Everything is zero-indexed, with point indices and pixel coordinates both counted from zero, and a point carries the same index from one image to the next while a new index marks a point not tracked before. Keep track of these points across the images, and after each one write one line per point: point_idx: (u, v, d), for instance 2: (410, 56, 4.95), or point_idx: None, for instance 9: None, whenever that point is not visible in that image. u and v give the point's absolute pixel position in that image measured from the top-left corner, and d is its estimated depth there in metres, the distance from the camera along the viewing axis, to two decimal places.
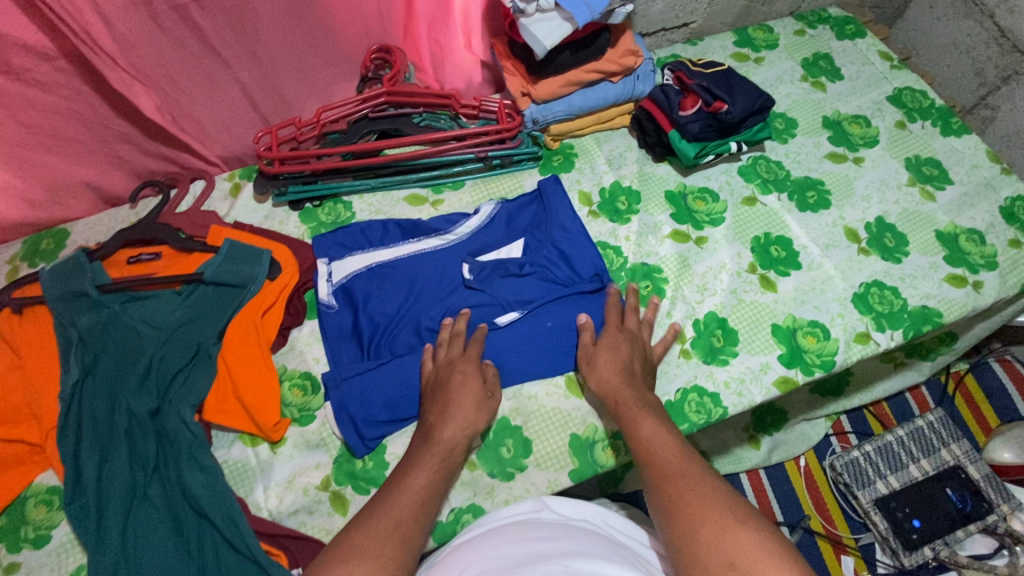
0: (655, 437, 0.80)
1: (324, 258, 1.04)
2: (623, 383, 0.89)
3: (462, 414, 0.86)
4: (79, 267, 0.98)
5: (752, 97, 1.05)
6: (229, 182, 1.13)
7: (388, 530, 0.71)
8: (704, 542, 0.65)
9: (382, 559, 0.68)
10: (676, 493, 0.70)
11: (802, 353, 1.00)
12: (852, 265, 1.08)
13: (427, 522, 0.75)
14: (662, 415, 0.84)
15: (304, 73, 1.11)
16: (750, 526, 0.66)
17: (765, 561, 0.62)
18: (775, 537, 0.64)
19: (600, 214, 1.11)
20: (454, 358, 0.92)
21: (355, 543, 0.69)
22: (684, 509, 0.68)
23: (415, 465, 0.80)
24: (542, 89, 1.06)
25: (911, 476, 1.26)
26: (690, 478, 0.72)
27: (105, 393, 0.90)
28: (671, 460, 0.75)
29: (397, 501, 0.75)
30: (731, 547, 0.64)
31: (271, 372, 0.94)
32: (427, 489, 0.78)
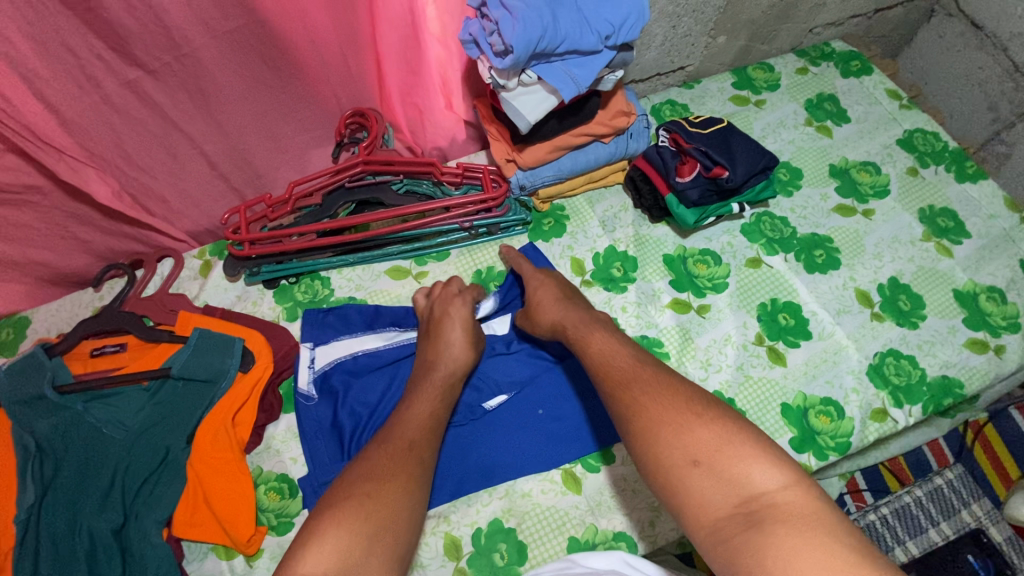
0: (606, 347, 0.79)
1: (306, 343, 0.97)
2: (563, 309, 0.89)
3: (454, 347, 0.88)
4: (38, 366, 0.91)
5: (754, 158, 0.98)
6: (200, 260, 1.06)
7: (402, 452, 0.73)
8: (665, 444, 0.64)
9: (402, 480, 0.69)
10: (632, 398, 0.70)
11: (815, 435, 0.93)
12: (865, 333, 1.01)
13: (436, 439, 0.78)
14: (611, 327, 0.84)
15: (275, 142, 1.04)
16: (709, 417, 0.65)
17: (730, 449, 0.62)
18: (730, 423, 0.64)
19: (594, 283, 1.04)
20: (449, 297, 0.94)
21: (370, 461, 0.71)
22: (640, 409, 0.68)
23: (415, 395, 0.82)
24: (529, 155, 0.99)
25: (931, 541, 1.20)
26: (643, 380, 0.72)
27: (65, 510, 0.83)
28: (629, 368, 0.75)
29: (402, 424, 0.77)
30: (694, 444, 0.63)
31: (246, 478, 0.88)
32: (433, 415, 0.80)
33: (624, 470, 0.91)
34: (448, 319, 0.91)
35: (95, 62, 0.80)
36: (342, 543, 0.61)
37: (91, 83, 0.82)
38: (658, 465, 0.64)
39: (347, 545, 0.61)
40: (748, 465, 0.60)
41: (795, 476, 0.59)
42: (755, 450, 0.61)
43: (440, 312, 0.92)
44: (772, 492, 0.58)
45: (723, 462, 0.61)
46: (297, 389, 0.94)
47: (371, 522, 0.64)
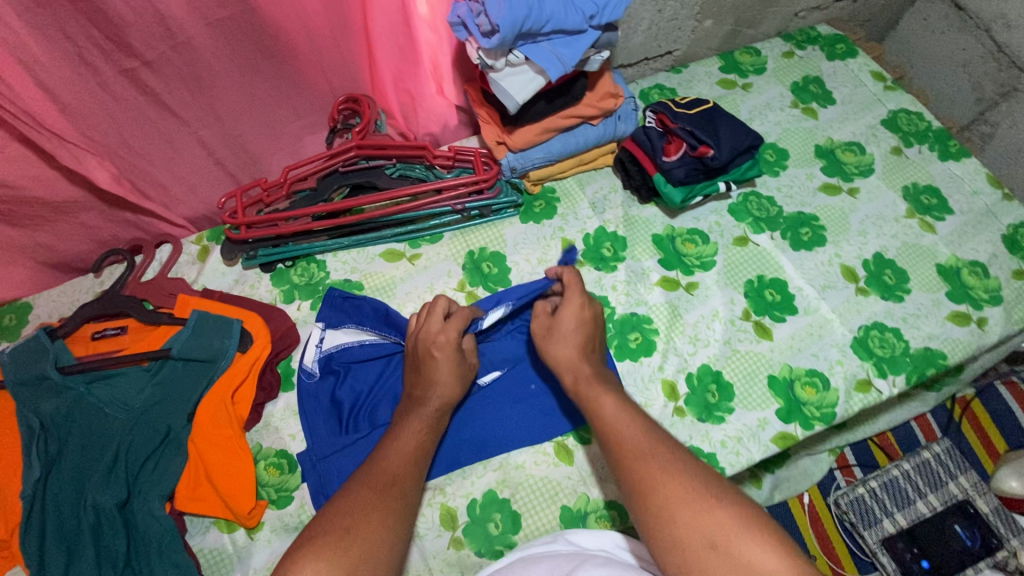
0: (620, 414, 0.74)
1: (319, 322, 0.98)
2: (581, 357, 0.84)
3: (442, 382, 0.83)
4: (41, 348, 0.94)
5: (739, 138, 1.00)
6: (197, 245, 1.08)
7: (382, 489, 0.69)
8: (681, 523, 0.61)
9: (381, 517, 0.66)
10: (646, 471, 0.66)
11: (801, 406, 0.96)
12: (850, 307, 1.03)
13: (420, 478, 0.75)
14: (622, 387, 0.80)
15: (269, 128, 1.05)
16: (727, 500, 0.63)
17: (747, 535, 0.59)
18: (746, 504, 0.63)
19: (585, 263, 1.06)
20: (433, 328, 0.86)
21: (347, 501, 0.67)
22: (656, 484, 0.65)
23: (402, 428, 0.78)
24: (519, 137, 1.01)
25: (919, 513, 1.23)
26: (659, 448, 0.69)
27: (70, 487, 0.85)
28: (640, 437, 0.71)
29: (386, 460, 0.73)
30: (712, 526, 0.60)
31: (246, 454, 0.90)
32: (420, 450, 0.76)
33: None
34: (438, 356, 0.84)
35: (92, 49, 0.82)
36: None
37: (89, 70, 0.84)
38: (670, 538, 0.61)
39: None
40: (764, 553, 0.58)
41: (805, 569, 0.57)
42: (772, 535, 0.60)
43: (430, 346, 0.85)
44: None
45: (740, 548, 0.59)
46: (300, 366, 0.97)
47: (348, 559, 0.61)
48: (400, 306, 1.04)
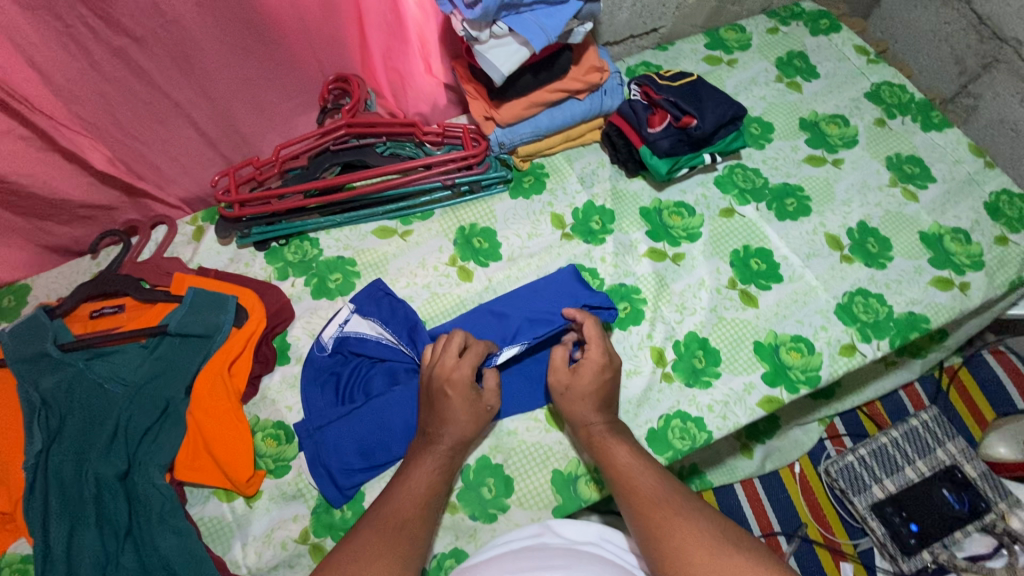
0: (634, 464, 0.81)
1: (350, 302, 1.00)
2: (595, 415, 0.87)
3: (454, 422, 0.85)
4: (40, 327, 0.95)
5: (722, 109, 1.02)
6: (191, 226, 1.09)
7: (397, 529, 0.73)
8: (699, 569, 0.68)
9: (395, 560, 0.70)
10: (661, 520, 0.73)
11: (787, 370, 0.98)
12: (835, 274, 1.05)
13: (431, 519, 0.78)
14: (635, 440, 0.85)
15: (260, 108, 1.07)
16: (738, 550, 0.70)
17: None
18: (751, 555, 0.69)
19: (574, 237, 1.08)
20: (448, 365, 0.87)
21: (368, 545, 0.71)
22: (671, 539, 0.71)
23: (415, 467, 0.82)
24: (506, 113, 1.03)
25: (907, 479, 1.25)
26: (671, 502, 0.75)
27: (72, 459, 0.88)
28: (654, 488, 0.77)
29: (401, 501, 0.77)
30: (727, 571, 0.68)
31: (243, 425, 0.92)
32: (431, 490, 0.80)
33: None
34: (452, 397, 0.85)
35: (83, 29, 0.83)
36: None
37: (80, 51, 0.85)
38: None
39: None
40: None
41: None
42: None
43: (445, 382, 0.86)
44: None
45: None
46: (316, 339, 0.99)
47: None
48: (393, 281, 1.05)
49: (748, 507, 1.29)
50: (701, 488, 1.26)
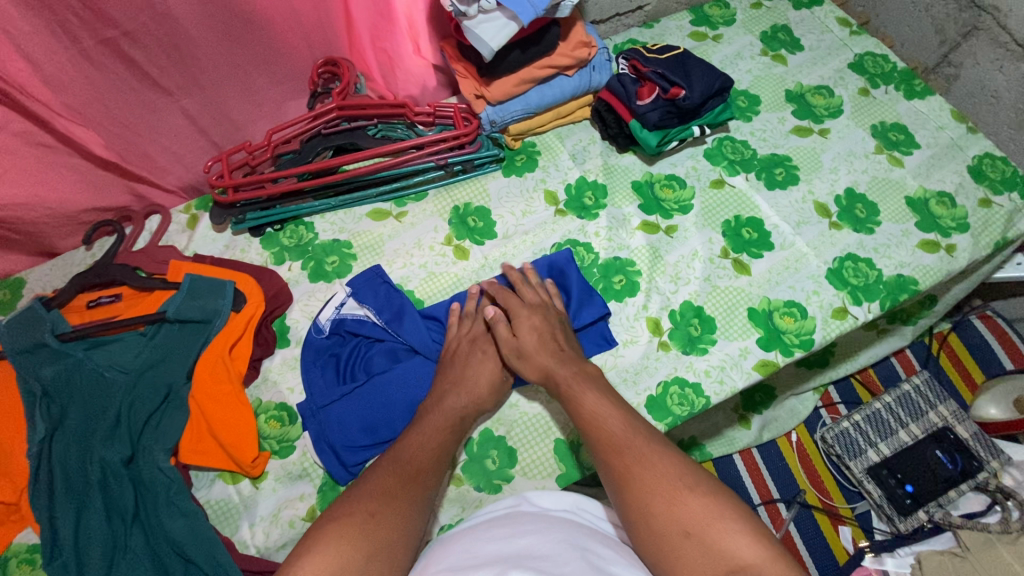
0: (598, 409, 0.82)
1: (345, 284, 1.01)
2: (554, 359, 0.89)
3: (478, 386, 0.89)
4: (36, 318, 0.95)
5: (710, 80, 1.03)
6: (185, 214, 1.10)
7: (407, 481, 0.75)
8: (656, 512, 0.69)
9: (405, 509, 0.72)
10: (624, 465, 0.74)
11: (781, 334, 0.99)
12: (825, 240, 1.07)
13: (442, 470, 0.80)
14: (602, 386, 0.86)
15: (250, 94, 1.07)
16: (701, 490, 0.70)
17: (718, 523, 0.67)
18: (718, 496, 0.70)
19: (568, 213, 1.09)
20: (481, 334, 0.95)
21: (365, 496, 0.72)
22: (637, 482, 0.72)
23: (427, 424, 0.84)
24: (496, 90, 1.03)
25: (901, 442, 1.27)
26: (637, 448, 0.76)
27: (75, 446, 0.88)
28: (619, 432, 0.78)
29: (405, 453, 0.79)
30: (685, 516, 0.68)
31: (247, 408, 0.92)
32: (441, 446, 0.81)
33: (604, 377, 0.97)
34: (490, 364, 0.92)
35: (71, 18, 0.83)
36: (337, 558, 0.64)
37: (69, 40, 0.85)
38: (648, 528, 0.69)
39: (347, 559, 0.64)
40: (735, 538, 0.66)
41: (775, 554, 0.65)
42: (741, 522, 0.67)
43: (474, 345, 0.94)
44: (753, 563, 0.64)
45: (712, 535, 0.66)
46: (313, 321, 1.00)
47: (369, 543, 0.66)
48: (389, 262, 1.06)
49: (746, 476, 1.31)
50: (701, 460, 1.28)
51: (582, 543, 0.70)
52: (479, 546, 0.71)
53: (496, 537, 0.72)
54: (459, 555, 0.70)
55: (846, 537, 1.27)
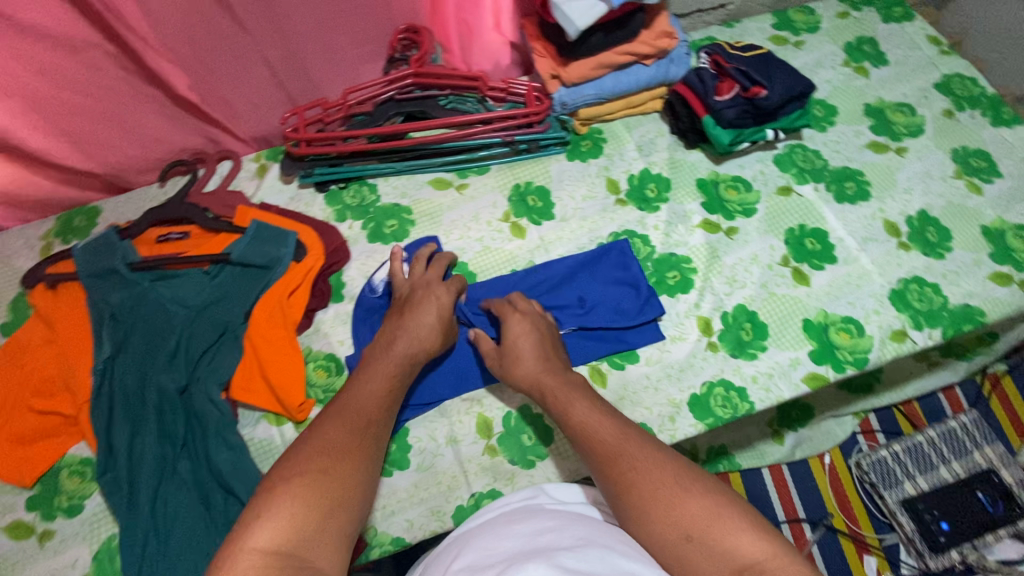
0: (589, 417, 0.79)
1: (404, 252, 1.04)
2: (541, 369, 0.87)
3: (424, 328, 0.88)
4: (110, 245, 1.00)
5: (793, 82, 1.01)
6: (256, 163, 1.13)
7: (359, 430, 0.74)
8: (654, 520, 0.67)
9: (354, 463, 0.71)
10: (620, 475, 0.71)
11: (834, 350, 0.97)
12: (890, 260, 1.04)
13: (389, 414, 0.80)
14: (589, 393, 0.84)
15: (331, 53, 1.09)
16: (697, 489, 0.67)
17: (720, 523, 0.64)
18: (718, 496, 0.67)
19: (628, 203, 1.08)
20: (432, 281, 0.94)
21: (325, 442, 0.71)
22: (631, 488, 0.70)
23: (376, 366, 0.83)
24: (573, 71, 1.03)
25: (942, 478, 1.24)
26: (631, 453, 0.73)
27: (135, 370, 0.92)
28: (610, 440, 0.76)
29: (358, 401, 0.78)
30: (685, 518, 0.65)
31: (297, 354, 0.95)
32: (389, 392, 0.81)
33: (647, 370, 0.97)
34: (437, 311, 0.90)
35: None
36: (292, 514, 0.63)
37: None
38: (651, 538, 0.66)
39: (301, 519, 0.63)
40: (738, 535, 0.63)
41: (780, 548, 0.62)
42: (745, 520, 0.65)
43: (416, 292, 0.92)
44: (762, 561, 0.61)
45: (714, 537, 0.64)
46: (369, 280, 1.01)
47: (321, 497, 0.66)
48: (446, 232, 1.07)
49: (773, 490, 1.28)
50: (727, 469, 1.27)
51: (603, 535, 0.68)
52: (495, 545, 0.69)
53: (514, 534, 0.70)
54: (475, 556, 0.67)
55: (871, 567, 1.23)
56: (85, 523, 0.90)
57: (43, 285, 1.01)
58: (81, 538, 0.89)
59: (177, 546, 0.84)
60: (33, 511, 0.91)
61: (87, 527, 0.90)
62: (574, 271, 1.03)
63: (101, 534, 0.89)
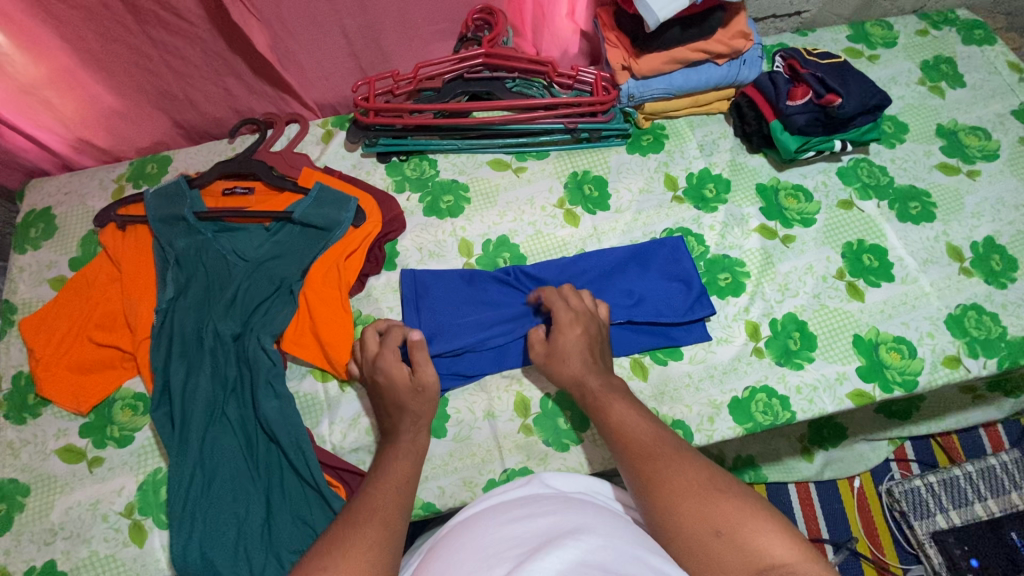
0: (627, 417, 0.79)
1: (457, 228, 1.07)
2: (585, 371, 0.86)
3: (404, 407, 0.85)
4: (180, 192, 1.04)
5: (867, 95, 1.01)
6: (322, 128, 1.16)
7: (368, 517, 0.67)
8: (685, 514, 0.65)
9: (374, 542, 0.64)
10: (654, 472, 0.71)
11: (883, 368, 0.95)
12: (950, 284, 1.01)
13: (407, 507, 0.72)
14: (630, 398, 0.83)
15: (406, 28, 1.11)
16: (731, 492, 0.66)
17: (751, 524, 0.63)
18: (750, 498, 0.66)
19: (685, 201, 1.08)
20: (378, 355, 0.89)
21: (337, 536, 0.65)
22: (665, 486, 0.68)
23: (390, 463, 0.78)
24: (644, 64, 1.03)
25: (975, 514, 1.23)
26: (667, 454, 0.72)
27: (195, 313, 0.96)
28: (648, 440, 0.75)
29: (372, 498, 0.71)
30: (716, 515, 0.64)
31: (347, 315, 0.97)
32: (403, 481, 0.75)
33: (690, 369, 0.96)
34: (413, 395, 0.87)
35: None
36: None
37: None
38: (677, 532, 0.65)
39: None
40: (768, 536, 0.62)
41: (807, 549, 0.61)
42: (776, 523, 0.63)
43: (375, 371, 0.88)
44: (792, 562, 0.59)
45: (743, 533, 0.62)
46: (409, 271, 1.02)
47: None
48: (500, 213, 1.09)
49: (798, 507, 1.26)
50: (754, 481, 1.24)
51: (610, 523, 0.66)
52: (498, 530, 0.66)
53: (516, 518, 0.68)
54: (479, 541, 0.64)
55: None
56: (133, 454, 0.94)
57: (113, 225, 1.05)
58: (129, 468, 0.93)
59: (221, 484, 0.88)
60: (86, 438, 0.95)
61: (135, 458, 0.94)
62: (625, 263, 1.03)
63: (147, 466, 0.93)
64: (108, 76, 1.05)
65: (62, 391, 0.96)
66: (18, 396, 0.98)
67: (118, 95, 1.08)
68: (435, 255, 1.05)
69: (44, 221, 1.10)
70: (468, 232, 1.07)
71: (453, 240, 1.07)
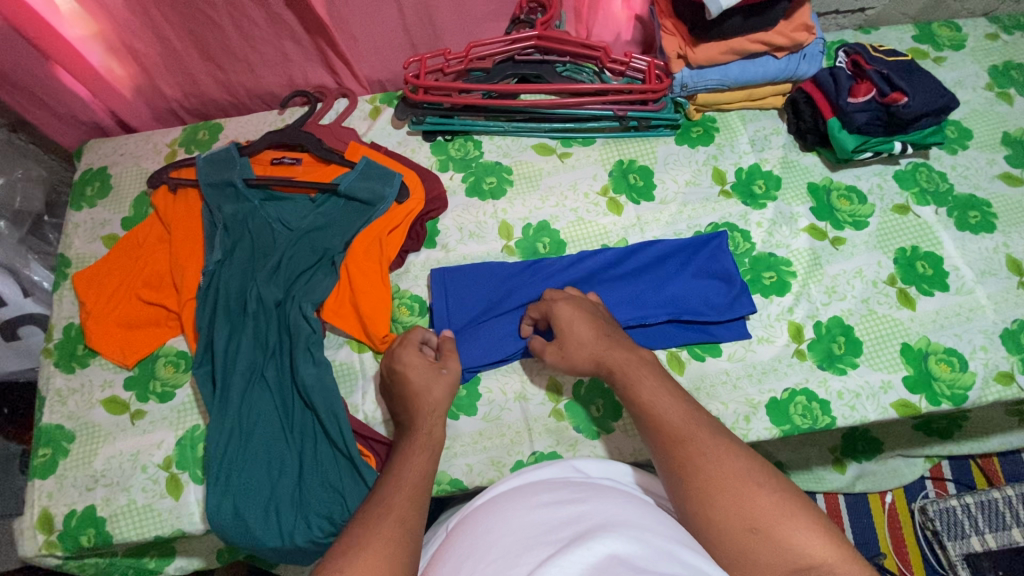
0: (657, 398, 0.74)
1: (500, 212, 1.07)
2: (601, 347, 0.84)
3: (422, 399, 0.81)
4: (230, 159, 1.06)
5: (934, 95, 0.97)
6: (370, 104, 1.17)
7: (380, 515, 0.64)
8: (719, 509, 0.63)
9: (391, 541, 0.61)
10: (686, 458, 0.68)
11: (932, 380, 0.92)
12: (1008, 298, 0.97)
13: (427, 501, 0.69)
14: (659, 373, 0.79)
15: (460, 7, 1.10)
16: (768, 486, 0.64)
17: (788, 520, 0.61)
18: (791, 494, 0.63)
19: (732, 196, 1.06)
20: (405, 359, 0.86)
21: (348, 541, 0.62)
22: (698, 477, 0.66)
23: (407, 456, 0.74)
24: (701, 53, 1.01)
25: (1011, 539, 1.18)
26: (702, 439, 0.69)
27: (239, 277, 0.98)
28: (678, 423, 0.71)
29: (393, 491, 0.69)
30: (753, 510, 0.62)
31: (386, 289, 0.98)
32: (422, 474, 0.72)
33: (727, 366, 0.95)
34: (426, 389, 0.82)
35: None
36: None
37: None
38: (710, 523, 0.63)
39: None
40: (809, 540, 0.60)
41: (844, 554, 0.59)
42: (814, 523, 0.61)
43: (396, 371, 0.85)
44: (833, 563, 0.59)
45: (781, 535, 0.61)
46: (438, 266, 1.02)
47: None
48: (543, 197, 1.08)
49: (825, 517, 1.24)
50: None
51: (641, 513, 0.65)
52: (525, 514, 0.65)
53: (542, 504, 0.67)
54: (506, 528, 0.63)
55: None
56: (173, 410, 0.97)
57: (165, 187, 1.08)
58: (168, 423, 0.96)
59: (257, 445, 0.90)
60: (129, 391, 0.98)
61: (174, 414, 0.96)
62: (667, 256, 1.01)
63: (187, 422, 0.96)
64: (167, 42, 1.07)
65: (109, 344, 0.99)
66: (68, 346, 1.02)
67: (176, 60, 1.11)
68: (475, 236, 1.06)
69: (100, 180, 1.14)
70: (509, 215, 1.07)
71: (493, 222, 1.06)
